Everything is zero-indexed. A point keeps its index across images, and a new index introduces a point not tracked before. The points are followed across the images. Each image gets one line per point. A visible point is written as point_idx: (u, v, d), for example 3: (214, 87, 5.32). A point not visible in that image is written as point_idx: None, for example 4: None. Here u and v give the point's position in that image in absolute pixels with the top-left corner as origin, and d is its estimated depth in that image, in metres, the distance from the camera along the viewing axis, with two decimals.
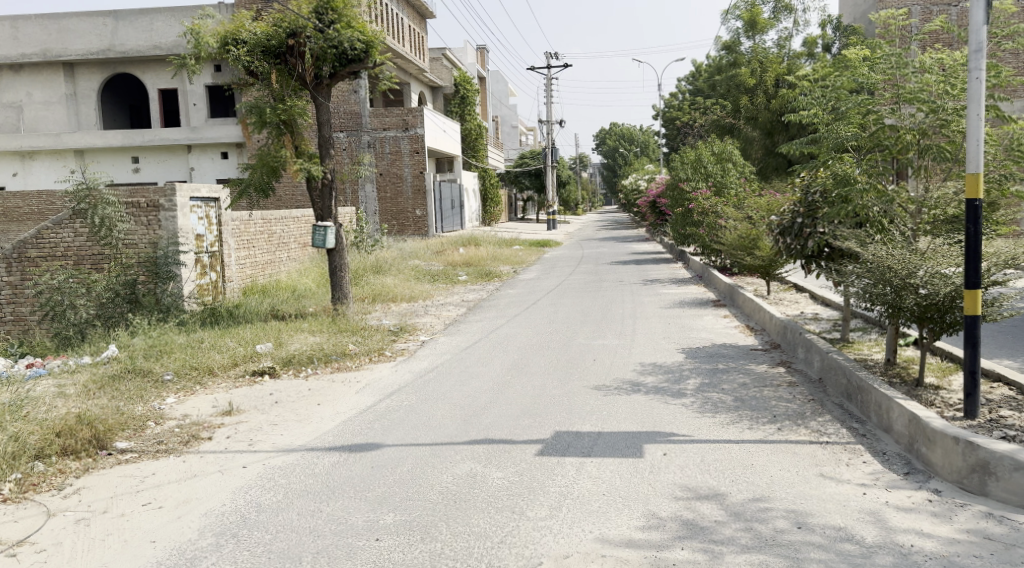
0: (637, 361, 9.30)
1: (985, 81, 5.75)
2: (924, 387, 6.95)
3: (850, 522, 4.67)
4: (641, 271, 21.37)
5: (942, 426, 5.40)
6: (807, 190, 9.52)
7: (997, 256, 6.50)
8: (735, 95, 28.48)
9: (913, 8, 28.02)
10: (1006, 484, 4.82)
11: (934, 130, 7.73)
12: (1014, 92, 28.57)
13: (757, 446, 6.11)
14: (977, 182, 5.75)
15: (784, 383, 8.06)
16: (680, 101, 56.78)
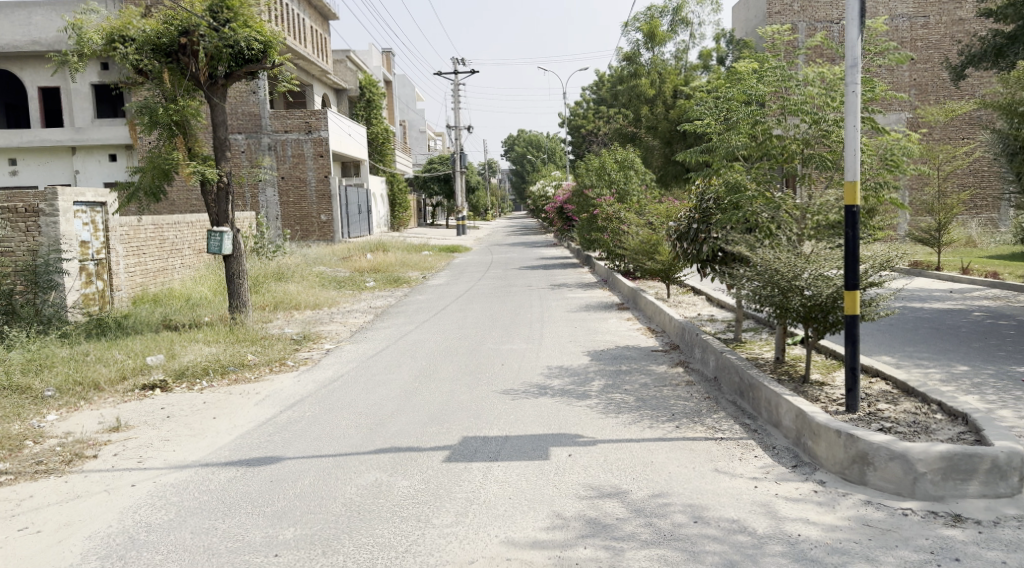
0: (543, 364, 9.39)
1: (860, 95, 6.11)
2: (810, 383, 7.33)
3: (743, 514, 4.86)
4: (549, 276, 21.62)
5: (825, 420, 5.70)
6: (702, 197, 9.84)
7: (873, 258, 6.91)
8: (636, 105, 29.21)
9: (799, 24, 29.88)
10: (883, 473, 5.13)
11: (817, 140, 8.24)
12: (889, 106, 30.54)
13: (656, 444, 6.28)
14: (854, 189, 6.09)
15: (683, 382, 8.34)
16: (585, 109, 57.94)
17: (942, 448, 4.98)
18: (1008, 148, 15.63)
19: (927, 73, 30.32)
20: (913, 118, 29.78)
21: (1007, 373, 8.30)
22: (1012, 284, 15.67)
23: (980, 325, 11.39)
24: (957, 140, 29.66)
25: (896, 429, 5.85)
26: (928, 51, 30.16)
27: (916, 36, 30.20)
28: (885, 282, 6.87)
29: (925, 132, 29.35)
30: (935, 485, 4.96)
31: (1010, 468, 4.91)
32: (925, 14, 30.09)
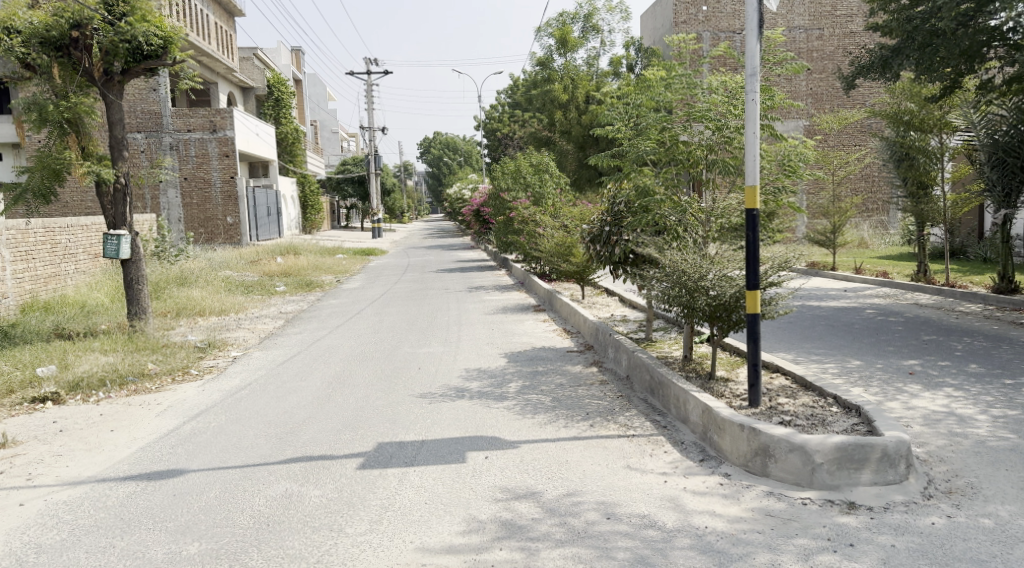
0: (460, 367, 9.37)
1: (759, 103, 6.36)
2: (716, 380, 7.58)
3: (653, 509, 4.98)
4: (466, 278, 21.63)
5: (730, 414, 5.90)
6: (613, 200, 10.04)
7: (772, 259, 7.22)
8: (550, 109, 29.52)
9: (704, 34, 30.87)
10: (784, 465, 5.35)
11: (720, 146, 8.53)
12: (788, 114, 31.97)
13: (571, 444, 6.36)
14: (754, 193, 6.33)
15: (596, 381, 8.48)
16: (499, 112, 58.19)
17: (837, 439, 5.23)
18: (894, 155, 16.63)
19: (822, 82, 31.89)
20: (809, 125, 31.27)
21: (896, 366, 8.81)
22: (899, 282, 16.68)
23: (872, 322, 12.06)
24: (849, 146, 31.34)
25: (795, 422, 6.12)
26: (823, 62, 31.70)
27: (812, 47, 31.73)
28: (784, 282, 7.18)
29: (820, 139, 30.90)
30: (831, 474, 5.20)
31: (898, 456, 5.21)
32: (819, 26, 31.67)
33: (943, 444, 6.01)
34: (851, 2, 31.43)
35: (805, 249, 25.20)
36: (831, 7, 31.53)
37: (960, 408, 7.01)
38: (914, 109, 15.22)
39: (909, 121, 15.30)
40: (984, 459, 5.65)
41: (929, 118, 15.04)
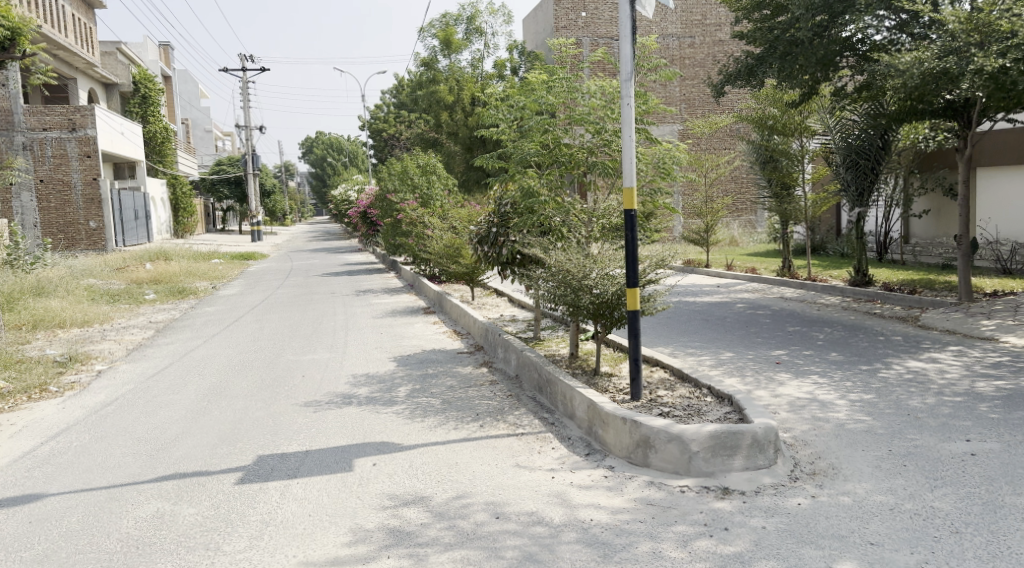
0: (347, 373, 9.16)
1: (633, 107, 6.56)
2: (600, 375, 7.79)
3: (541, 506, 5.05)
4: (352, 282, 21.21)
5: (613, 408, 6.06)
6: (500, 202, 10.15)
7: (650, 258, 7.49)
8: (436, 111, 29.39)
9: (584, 39, 31.63)
10: (663, 454, 5.55)
11: (599, 149, 8.78)
12: (663, 119, 33.24)
13: (460, 445, 6.36)
14: (631, 194, 6.53)
15: (485, 382, 8.52)
16: (384, 112, 57.34)
17: (711, 428, 5.48)
18: (760, 158, 17.61)
19: (694, 89, 33.31)
20: (683, 130, 32.65)
21: (765, 356, 9.31)
22: (766, 278, 17.66)
23: (743, 315, 12.70)
24: (720, 150, 32.96)
25: (674, 413, 6.36)
26: (695, 69, 33.16)
27: (684, 54, 33.13)
28: (662, 279, 7.47)
29: (693, 143, 32.36)
30: (706, 462, 5.44)
31: (767, 442, 5.51)
32: (691, 34, 33.10)
33: (808, 429, 6.41)
34: (719, 12, 33.06)
35: (681, 248, 26.31)
36: (701, 16, 33.05)
37: (822, 394, 7.50)
38: (776, 114, 16.15)
39: (772, 125, 16.26)
40: (843, 441, 6.07)
41: (790, 122, 16.06)
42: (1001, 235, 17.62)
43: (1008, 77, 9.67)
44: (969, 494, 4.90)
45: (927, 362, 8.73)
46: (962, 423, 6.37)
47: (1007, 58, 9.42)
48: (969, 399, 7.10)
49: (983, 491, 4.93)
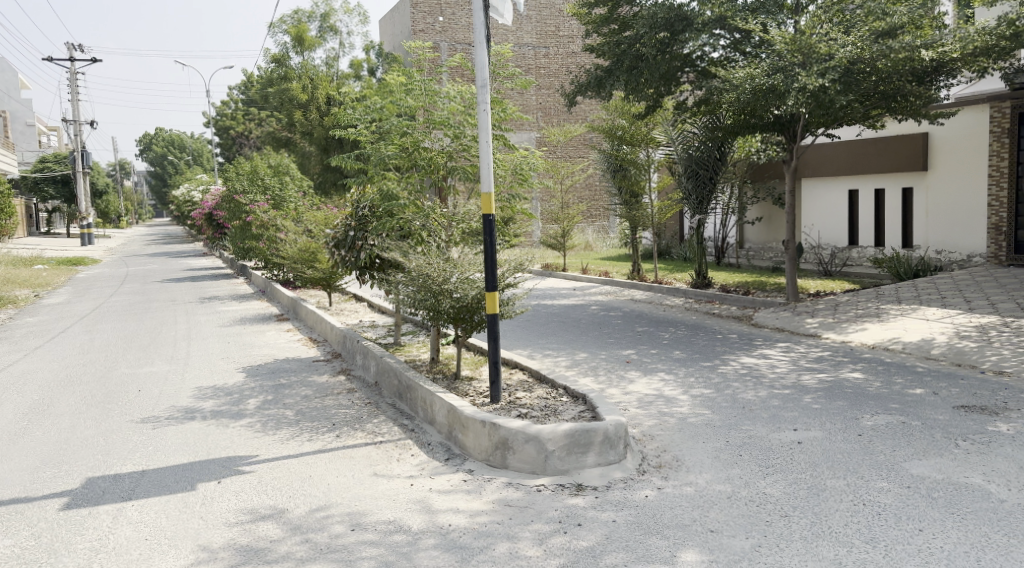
0: (190, 386, 8.63)
1: (490, 113, 6.62)
2: (460, 380, 7.79)
3: (400, 514, 4.98)
4: (197, 288, 20.07)
5: (472, 412, 6.08)
6: (357, 205, 9.95)
7: (510, 262, 7.59)
8: (288, 109, 28.37)
9: (441, 44, 31.59)
10: (521, 455, 5.63)
11: (458, 153, 8.75)
12: (520, 126, 33.81)
13: (314, 457, 6.15)
14: (489, 199, 6.58)
15: (343, 390, 8.30)
16: (231, 109, 54.61)
17: (566, 427, 5.61)
18: (611, 166, 18.20)
19: (550, 98, 34.11)
20: (540, 138, 33.46)
21: (616, 356, 9.68)
22: (618, 281, 18.36)
23: (597, 317, 13.14)
24: (574, 158, 34.04)
25: (531, 414, 6.47)
26: (549, 79, 34.03)
27: (540, 64, 33.94)
28: (520, 283, 7.59)
29: (549, 150, 33.20)
30: (561, 460, 5.57)
31: (617, 438, 5.72)
32: (545, 45, 33.97)
33: (654, 424, 6.72)
34: (571, 24, 34.12)
35: (538, 252, 26.90)
36: (554, 27, 34.02)
37: (668, 390, 7.89)
38: (624, 125, 16.84)
39: (620, 136, 16.90)
40: (686, 434, 6.41)
41: (637, 133, 16.77)
42: (822, 241, 19.33)
43: (827, 95, 10.53)
44: (796, 479, 5.32)
45: (760, 358, 9.40)
46: (790, 413, 6.91)
47: (826, 77, 10.36)
48: (796, 391, 7.72)
49: (808, 476, 5.36)
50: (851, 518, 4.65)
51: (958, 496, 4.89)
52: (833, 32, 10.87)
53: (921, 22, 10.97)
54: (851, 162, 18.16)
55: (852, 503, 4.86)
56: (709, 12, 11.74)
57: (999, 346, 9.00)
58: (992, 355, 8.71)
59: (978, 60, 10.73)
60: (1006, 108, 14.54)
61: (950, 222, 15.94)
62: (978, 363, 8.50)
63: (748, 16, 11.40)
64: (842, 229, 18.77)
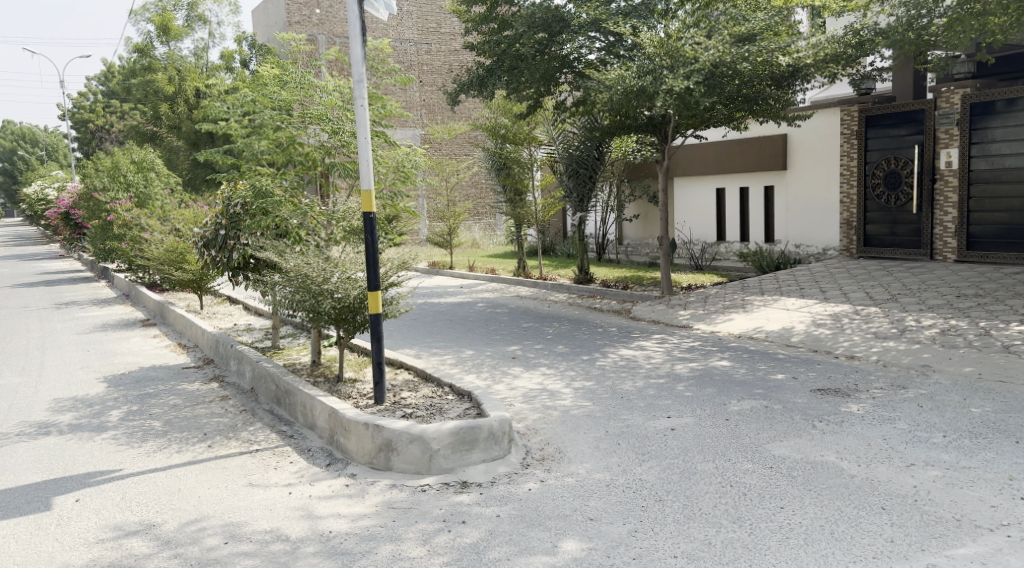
0: (45, 399, 8.02)
1: (367, 109, 6.46)
2: (342, 382, 7.62)
3: (279, 523, 4.81)
4: (53, 293, 18.66)
5: (354, 415, 5.95)
6: (228, 203, 9.55)
7: (392, 261, 7.50)
8: (153, 102, 26.85)
9: (318, 37, 30.82)
10: (405, 456, 5.57)
11: (336, 149, 8.55)
12: (404, 123, 33.43)
13: (184, 469, 5.85)
14: (370, 197, 6.43)
15: (216, 398, 7.94)
16: (90, 101, 51.08)
17: (451, 425, 5.60)
18: (494, 164, 18.36)
19: (433, 95, 33.90)
20: (424, 135, 33.28)
21: (501, 352, 9.75)
22: (503, 278, 18.52)
23: (483, 314, 13.19)
24: (459, 156, 34.04)
25: (416, 413, 6.42)
26: (432, 75, 33.85)
27: (422, 61, 33.70)
28: (404, 282, 7.50)
29: (434, 147, 33.10)
30: (446, 459, 5.56)
31: (501, 433, 5.77)
32: (427, 41, 33.77)
33: (538, 418, 6.82)
34: (453, 22, 34.13)
35: (423, 250, 26.73)
36: (436, 24, 33.88)
37: (551, 384, 8.03)
38: (507, 124, 16.75)
39: (504, 134, 16.82)
40: (568, 426, 6.54)
41: (519, 132, 16.75)
42: (693, 237, 20.19)
43: (693, 97, 10.95)
44: (670, 465, 5.54)
45: (637, 350, 9.74)
46: (665, 402, 7.19)
47: (690, 80, 10.81)
48: (670, 380, 8.04)
49: (682, 461, 5.60)
50: (720, 499, 4.89)
51: (814, 473, 5.24)
52: (699, 36, 11.36)
53: (778, 29, 11.64)
54: (719, 161, 19.09)
55: (720, 485, 5.11)
56: (584, 15, 12.08)
57: (851, 332, 9.72)
58: (845, 340, 9.38)
59: (828, 66, 11.51)
60: (854, 112, 15.73)
61: (808, 218, 17.01)
62: (833, 349, 9.14)
63: (620, 19, 11.76)
64: (711, 226, 19.66)
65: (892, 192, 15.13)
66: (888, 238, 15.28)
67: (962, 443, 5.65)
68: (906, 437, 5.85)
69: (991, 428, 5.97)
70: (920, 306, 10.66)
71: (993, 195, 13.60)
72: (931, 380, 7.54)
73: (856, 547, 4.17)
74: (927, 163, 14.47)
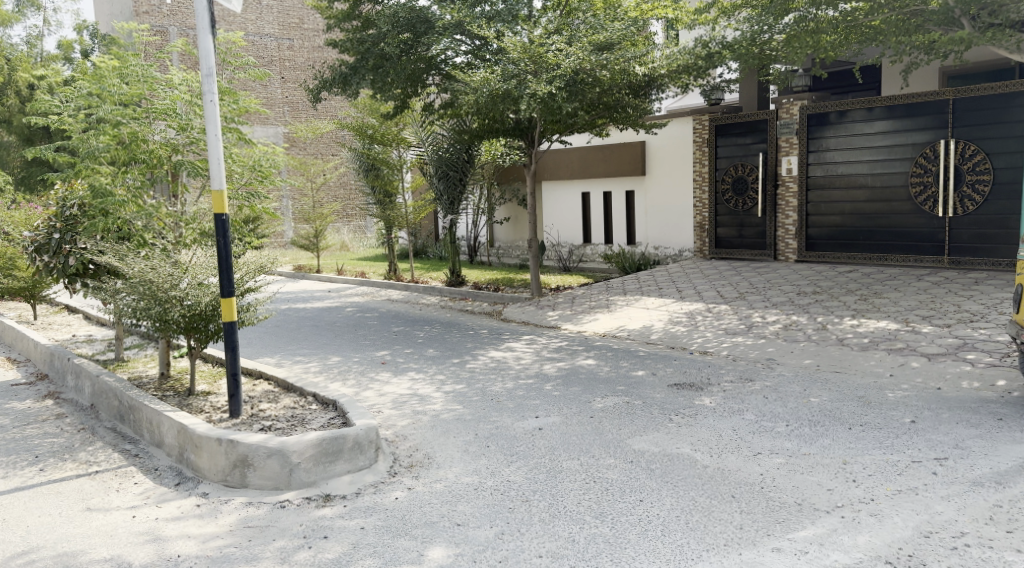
0: None
1: (218, 105, 6.11)
2: (194, 395, 7.19)
3: (121, 550, 4.46)
4: None
5: (206, 430, 5.62)
6: (63, 204, 8.83)
7: (248, 265, 7.14)
8: None
9: (170, 29, 29.18)
10: (262, 472, 5.31)
11: (185, 146, 8.08)
12: (265, 120, 32.23)
13: (11, 497, 5.32)
14: (221, 198, 6.09)
15: (50, 417, 7.29)
16: None
17: (312, 437, 5.40)
18: (363, 165, 18.04)
19: (295, 92, 32.84)
20: (287, 133, 32.27)
21: (370, 358, 9.55)
22: (373, 281, 18.22)
23: (351, 319, 12.87)
24: (325, 155, 33.18)
25: (275, 425, 6.15)
26: (294, 72, 32.80)
27: (283, 57, 32.57)
28: (262, 287, 7.17)
29: (297, 146, 32.14)
30: (308, 472, 5.35)
31: (367, 442, 5.62)
32: (289, 37, 32.69)
33: (406, 423, 6.71)
34: (316, 18, 33.27)
35: (288, 253, 25.86)
36: (298, 19, 32.90)
37: (420, 389, 7.94)
38: (374, 124, 16.12)
39: (371, 135, 16.13)
40: (437, 431, 6.48)
41: (387, 133, 16.15)
42: (561, 240, 20.64)
43: (555, 101, 11.21)
44: (537, 464, 5.58)
45: (506, 351, 9.81)
46: (533, 402, 7.27)
47: (554, 85, 11.09)
48: (537, 380, 8.14)
49: (547, 460, 5.66)
50: (583, 496, 4.98)
51: (671, 465, 5.44)
52: (560, 43, 11.56)
53: (634, 38, 12.13)
54: (584, 165, 19.59)
55: (584, 482, 5.20)
56: (448, 17, 12.06)
57: (705, 329, 10.23)
58: (699, 337, 9.86)
59: (680, 76, 12.51)
60: (705, 121, 16.55)
61: (666, 222, 17.80)
62: (689, 345, 9.58)
63: (485, 22, 11.83)
64: (577, 229, 20.18)
65: (741, 197, 16.05)
66: (737, 239, 16.23)
67: (803, 431, 6.05)
68: (754, 428, 6.20)
69: (828, 416, 6.43)
70: (766, 303, 11.37)
71: (829, 200, 14.70)
72: (776, 373, 8.05)
73: (707, 535, 4.36)
74: (772, 170, 15.45)
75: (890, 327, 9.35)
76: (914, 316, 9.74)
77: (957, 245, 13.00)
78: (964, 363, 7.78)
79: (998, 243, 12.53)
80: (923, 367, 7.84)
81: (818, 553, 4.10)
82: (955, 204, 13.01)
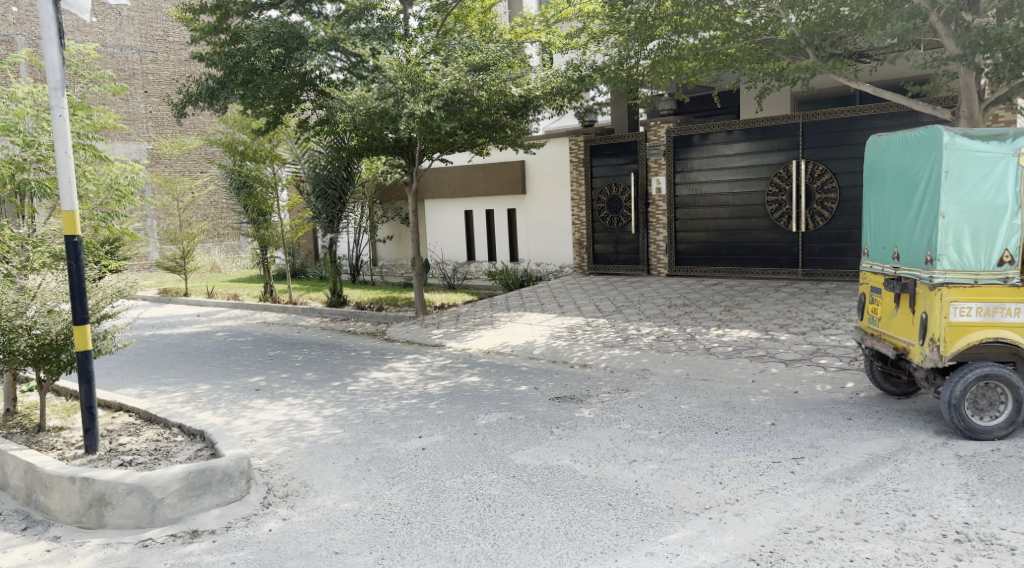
0: None
1: (67, 120, 5.70)
2: (45, 432, 6.67)
3: None
4: None
5: (56, 469, 5.22)
6: None
7: (103, 291, 6.71)
8: None
9: (16, 39, 27.26)
10: (121, 509, 4.99)
11: (29, 163, 7.61)
12: (125, 136, 30.56)
13: None
14: (72, 218, 5.65)
15: None
16: None
17: (177, 471, 5.13)
18: (235, 183, 17.42)
19: (160, 107, 31.36)
20: (150, 150, 30.76)
21: (243, 385, 9.16)
22: (248, 304, 17.53)
23: (223, 345, 12.31)
24: (193, 173, 31.76)
25: (136, 460, 5.80)
26: (159, 86, 31.32)
27: (146, 70, 31.01)
28: (120, 313, 6.74)
29: (162, 163, 30.67)
30: (172, 507, 5.08)
31: (237, 473, 5.40)
32: (152, 49, 31.16)
33: (282, 451, 6.48)
34: (181, 31, 31.90)
35: (155, 276, 24.50)
36: (162, 31, 31.40)
37: (298, 414, 7.70)
38: (246, 140, 15.60)
39: (242, 151, 15.65)
40: (315, 457, 6.30)
41: (260, 149, 15.73)
42: (445, 258, 20.65)
43: (434, 121, 11.28)
44: (419, 485, 5.54)
45: (388, 372, 9.69)
46: (416, 422, 7.21)
47: (432, 105, 11.15)
48: (421, 400, 8.08)
49: (428, 481, 5.62)
50: (465, 514, 4.97)
51: (551, 477, 5.53)
52: (436, 63, 11.60)
53: (509, 60, 12.35)
54: (464, 183, 19.72)
55: (466, 500, 5.20)
56: (322, 33, 11.85)
57: (583, 342, 10.48)
58: (579, 351, 10.09)
59: (555, 98, 12.86)
60: (580, 142, 17.12)
61: (547, 238, 18.15)
62: (568, 359, 9.78)
63: (360, 40, 11.74)
64: (460, 246, 20.25)
65: (615, 215, 16.62)
66: (613, 255, 16.79)
67: (674, 438, 6.30)
68: (629, 436, 6.40)
69: (697, 423, 6.72)
70: (641, 317, 11.78)
71: (697, 217, 15.44)
72: (649, 383, 8.35)
73: (585, 545, 4.45)
74: (643, 189, 16.11)
75: (752, 335, 9.91)
76: (773, 325, 10.37)
77: (811, 258, 13.96)
78: (817, 367, 8.35)
79: (845, 255, 13.56)
80: (782, 372, 8.35)
81: (688, 555, 4.27)
82: (807, 220, 13.96)
